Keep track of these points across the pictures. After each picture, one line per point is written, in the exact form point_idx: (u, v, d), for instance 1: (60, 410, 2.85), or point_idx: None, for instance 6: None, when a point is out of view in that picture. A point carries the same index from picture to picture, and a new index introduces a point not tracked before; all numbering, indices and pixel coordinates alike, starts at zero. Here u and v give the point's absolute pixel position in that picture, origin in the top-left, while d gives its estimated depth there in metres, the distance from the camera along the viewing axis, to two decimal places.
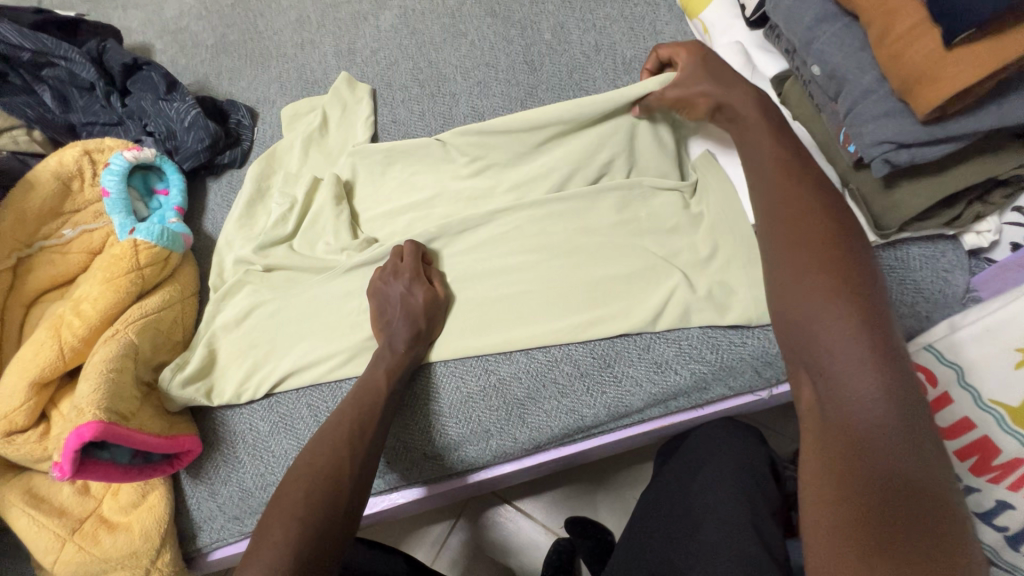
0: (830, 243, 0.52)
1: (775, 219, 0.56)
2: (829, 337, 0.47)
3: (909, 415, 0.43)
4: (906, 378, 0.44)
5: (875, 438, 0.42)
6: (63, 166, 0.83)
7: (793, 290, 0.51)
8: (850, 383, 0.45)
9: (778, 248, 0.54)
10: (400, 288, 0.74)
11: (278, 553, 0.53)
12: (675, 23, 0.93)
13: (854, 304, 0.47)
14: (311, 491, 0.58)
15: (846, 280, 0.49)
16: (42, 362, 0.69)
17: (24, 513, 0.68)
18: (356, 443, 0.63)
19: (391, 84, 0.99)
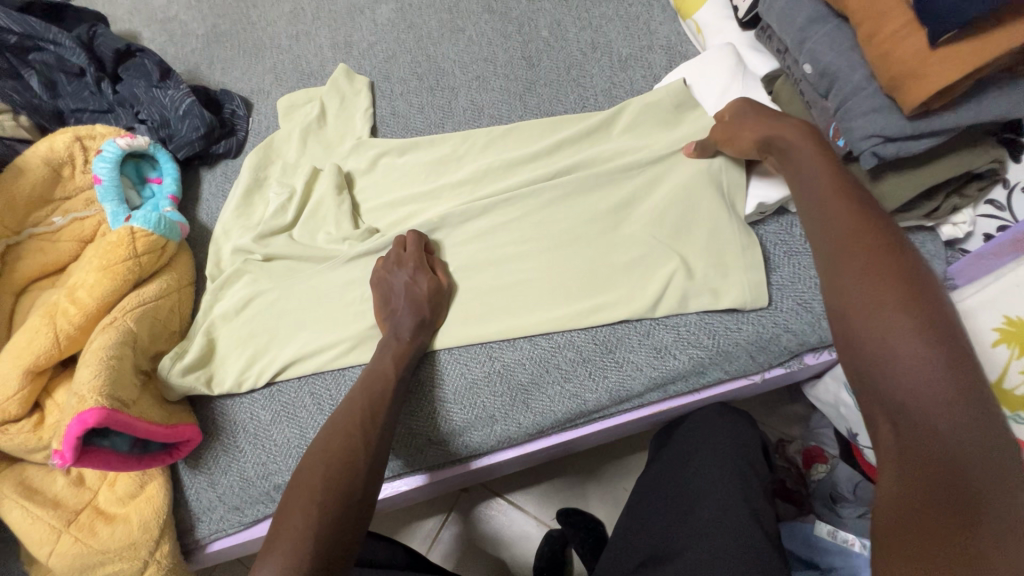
0: (902, 274, 0.50)
1: (840, 243, 0.54)
2: (910, 369, 0.45)
3: (998, 451, 0.41)
4: (995, 416, 0.43)
5: (964, 470, 0.41)
6: (54, 153, 0.81)
7: (871, 315, 0.48)
8: (935, 419, 0.43)
9: (844, 274, 0.52)
10: (405, 277, 0.75)
11: (302, 535, 0.53)
12: (668, 23, 0.96)
13: (935, 338, 0.45)
14: (326, 476, 0.59)
15: (923, 309, 0.47)
16: (36, 349, 0.67)
17: (17, 505, 0.66)
18: (368, 428, 0.64)
19: (389, 76, 1.00)
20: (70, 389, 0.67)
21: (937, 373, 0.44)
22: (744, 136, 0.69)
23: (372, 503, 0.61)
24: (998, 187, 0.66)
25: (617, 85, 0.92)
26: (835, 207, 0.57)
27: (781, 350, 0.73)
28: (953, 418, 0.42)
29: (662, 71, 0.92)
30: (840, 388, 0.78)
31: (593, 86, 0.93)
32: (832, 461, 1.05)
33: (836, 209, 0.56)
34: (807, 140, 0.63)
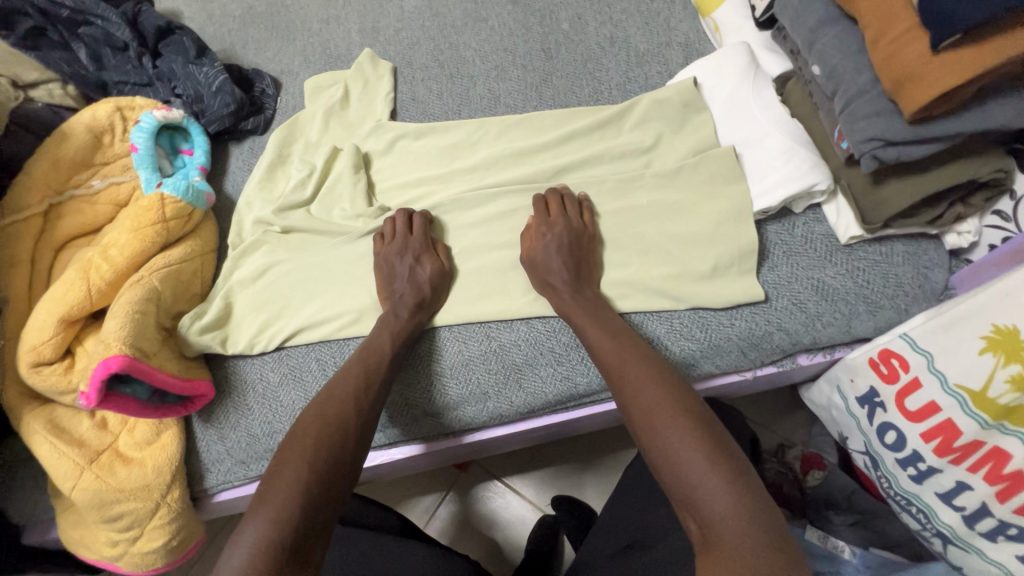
0: (642, 369, 0.63)
1: (618, 366, 0.64)
2: (703, 486, 0.52)
3: (737, 477, 0.52)
4: (728, 446, 0.55)
5: (730, 511, 0.50)
6: (96, 120, 0.87)
7: (647, 412, 0.59)
8: (702, 482, 0.53)
9: (631, 397, 0.62)
10: (408, 259, 0.78)
11: (295, 488, 0.57)
12: (688, 21, 0.96)
13: (676, 408, 0.58)
14: (318, 437, 0.62)
15: (694, 415, 0.58)
16: (71, 299, 0.73)
17: (46, 441, 0.72)
18: (361, 396, 0.68)
19: (412, 63, 1.03)
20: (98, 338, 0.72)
21: (723, 485, 0.52)
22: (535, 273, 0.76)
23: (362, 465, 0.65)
24: (1005, 198, 0.67)
25: (632, 80, 0.93)
26: (599, 329, 0.69)
27: (773, 348, 0.74)
28: (708, 473, 0.53)
29: (678, 68, 0.93)
30: (833, 391, 0.78)
31: (609, 79, 0.94)
32: (829, 467, 1.04)
33: (594, 325, 0.69)
34: (575, 302, 0.72)
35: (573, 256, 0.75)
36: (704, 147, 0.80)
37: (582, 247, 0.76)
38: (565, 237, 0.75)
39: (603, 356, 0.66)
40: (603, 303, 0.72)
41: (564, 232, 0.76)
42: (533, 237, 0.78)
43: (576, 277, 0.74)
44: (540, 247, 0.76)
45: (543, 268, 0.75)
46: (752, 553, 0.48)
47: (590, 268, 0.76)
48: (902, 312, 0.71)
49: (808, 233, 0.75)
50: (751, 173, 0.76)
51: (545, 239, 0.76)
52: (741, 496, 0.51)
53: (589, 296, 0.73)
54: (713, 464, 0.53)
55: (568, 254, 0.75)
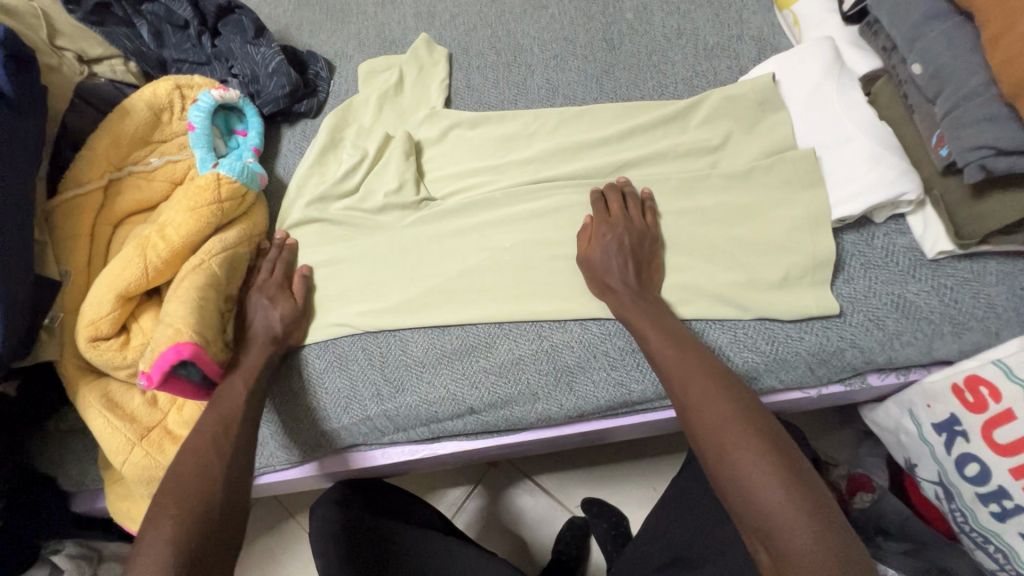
0: (711, 386, 0.60)
1: (682, 382, 0.61)
2: (785, 520, 0.50)
3: (820, 511, 0.50)
4: (808, 477, 0.53)
5: (813, 550, 0.48)
6: (157, 98, 0.87)
7: (718, 435, 0.56)
8: (781, 515, 0.50)
9: (698, 416, 0.59)
10: (262, 299, 0.78)
11: (162, 549, 0.54)
12: (762, 14, 0.91)
13: (749, 432, 0.56)
14: (183, 489, 0.59)
15: (770, 441, 0.55)
16: (129, 276, 0.73)
17: (100, 415, 0.72)
18: (221, 438, 0.64)
19: (469, 50, 1.01)
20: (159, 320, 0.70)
21: (807, 521, 0.49)
22: (589, 275, 0.74)
23: (245, 505, 0.62)
24: None
25: (699, 74, 0.89)
26: (662, 340, 0.65)
27: (842, 365, 0.69)
28: (788, 505, 0.50)
29: (750, 64, 0.88)
30: (903, 415, 0.73)
31: (675, 73, 0.90)
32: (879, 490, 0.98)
33: (656, 335, 0.66)
34: (635, 309, 0.69)
35: (633, 258, 0.72)
36: (780, 149, 0.76)
37: (643, 248, 0.73)
38: (624, 239, 0.72)
39: (666, 369, 0.63)
40: (661, 309, 0.70)
41: (623, 233, 0.73)
42: (592, 237, 0.75)
43: (637, 280, 0.71)
44: (600, 249, 0.73)
45: (599, 270, 0.73)
46: None
47: (652, 272, 0.73)
48: (993, 336, 0.66)
49: (889, 245, 0.70)
50: (830, 179, 0.71)
51: (604, 237, 0.73)
52: (826, 534, 0.49)
53: (651, 304, 0.70)
54: (795, 496, 0.51)
55: (630, 256, 0.72)
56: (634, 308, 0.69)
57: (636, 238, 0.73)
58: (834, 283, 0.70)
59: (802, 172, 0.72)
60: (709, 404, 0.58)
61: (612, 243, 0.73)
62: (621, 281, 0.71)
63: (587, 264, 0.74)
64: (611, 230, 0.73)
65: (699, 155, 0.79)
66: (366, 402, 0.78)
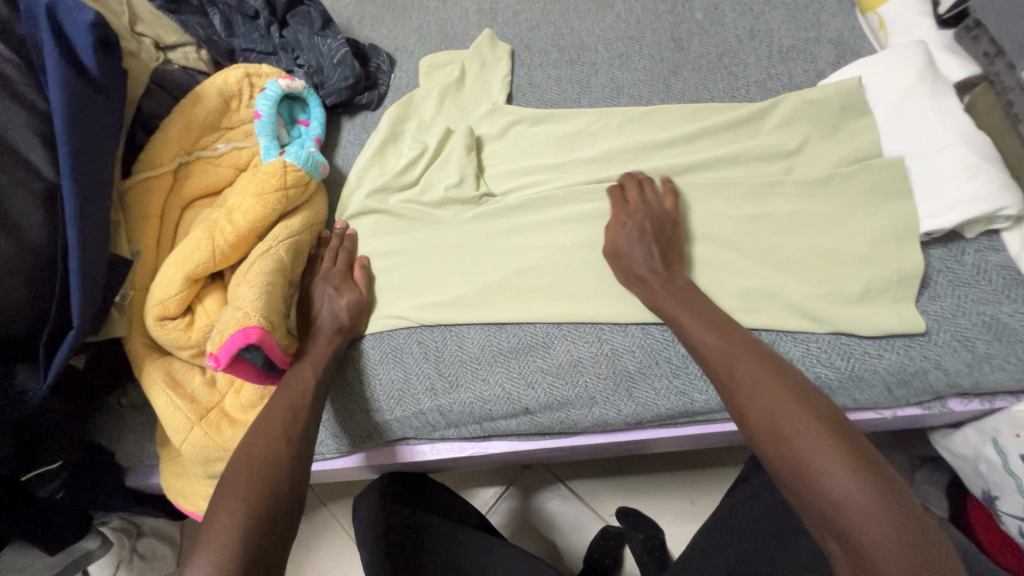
0: (758, 367, 0.58)
1: (727, 365, 0.59)
2: (855, 508, 0.47)
3: (891, 495, 0.48)
4: (874, 458, 0.51)
5: (889, 537, 0.46)
6: (227, 85, 0.89)
7: (773, 420, 0.54)
8: (850, 500, 0.48)
9: (748, 400, 0.56)
10: (328, 290, 0.80)
11: (230, 533, 0.56)
12: (842, 16, 0.88)
13: (806, 414, 0.53)
14: (251, 477, 0.61)
15: (828, 423, 0.53)
16: (198, 258, 0.74)
17: (163, 393, 0.74)
18: (290, 429, 0.66)
19: (531, 47, 1.00)
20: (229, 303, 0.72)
21: (879, 507, 0.47)
22: (615, 264, 0.73)
23: (301, 497, 0.64)
24: None
25: (772, 78, 0.86)
26: (701, 323, 0.63)
27: (924, 387, 0.65)
28: (857, 490, 0.48)
29: (828, 67, 0.85)
30: (985, 443, 0.70)
31: (746, 76, 0.87)
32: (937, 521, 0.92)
33: (693, 319, 0.64)
34: (668, 293, 0.67)
35: (659, 243, 0.71)
36: (861, 157, 0.73)
37: (668, 232, 0.72)
38: (646, 224, 0.71)
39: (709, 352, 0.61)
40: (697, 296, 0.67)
41: (644, 217, 0.72)
42: (614, 225, 0.74)
43: (665, 265, 0.70)
44: (621, 235, 0.72)
45: (626, 257, 0.71)
46: None
47: (677, 255, 0.72)
48: None
49: (980, 262, 0.66)
50: (921, 191, 0.67)
51: (626, 227, 0.72)
52: (898, 521, 0.47)
53: (684, 287, 0.68)
54: (864, 482, 0.48)
55: (655, 240, 0.71)
56: (667, 293, 0.67)
57: (659, 222, 0.72)
58: (917, 300, 0.66)
59: (884, 181, 0.69)
60: (759, 387, 0.56)
61: (636, 228, 0.72)
62: (647, 267, 0.69)
63: (614, 252, 0.73)
64: (634, 217, 0.73)
65: (772, 160, 0.76)
66: (420, 396, 0.77)
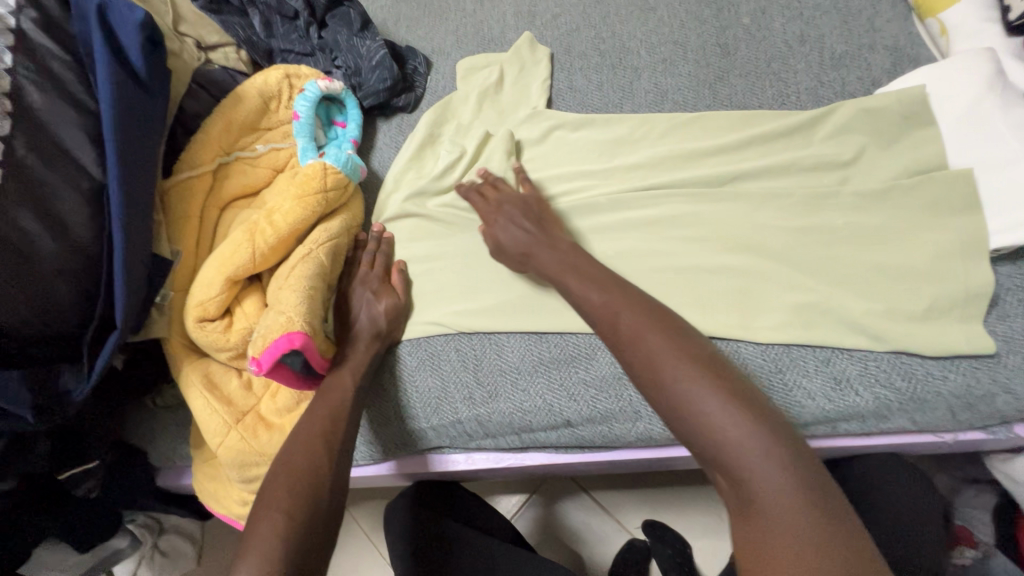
0: (645, 320, 0.57)
1: (613, 322, 0.58)
2: (738, 443, 0.46)
3: (776, 430, 0.47)
4: (757, 397, 0.50)
5: (774, 471, 0.44)
6: (267, 86, 0.88)
7: (658, 368, 0.52)
8: (735, 439, 0.46)
9: (636, 353, 0.55)
10: (366, 295, 0.79)
11: (272, 543, 0.55)
12: (898, 22, 0.85)
13: (689, 359, 0.52)
14: (292, 487, 0.60)
15: (709, 367, 0.51)
16: (239, 260, 0.74)
17: (201, 395, 0.73)
18: (331, 438, 0.65)
19: (571, 51, 0.98)
20: (271, 308, 0.71)
21: (764, 444, 0.46)
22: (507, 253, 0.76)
23: (341, 506, 0.63)
24: None
25: (824, 85, 0.83)
26: (590, 286, 0.63)
27: (991, 412, 0.62)
28: (742, 427, 0.46)
29: (883, 75, 0.82)
30: None
31: (797, 82, 0.84)
32: (983, 548, 0.89)
33: (576, 282, 0.65)
34: (555, 261, 0.70)
35: (538, 225, 0.75)
36: (925, 168, 0.70)
37: (541, 216, 0.77)
38: (512, 210, 0.77)
39: (601, 311, 0.60)
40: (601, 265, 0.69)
41: (512, 207, 0.78)
42: (489, 221, 0.79)
43: (544, 236, 0.73)
44: (504, 224, 0.76)
45: (512, 235, 0.75)
46: (812, 523, 0.42)
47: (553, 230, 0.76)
48: None
49: None
50: (989, 206, 0.65)
51: (496, 216, 0.78)
52: (781, 452, 0.45)
53: (578, 254, 0.70)
54: (749, 419, 0.47)
55: (531, 218, 0.76)
56: (554, 262, 0.70)
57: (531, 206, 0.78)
58: (985, 319, 0.63)
59: (951, 195, 0.66)
60: (642, 339, 0.55)
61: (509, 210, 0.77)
62: (543, 240, 0.73)
63: (498, 233, 0.77)
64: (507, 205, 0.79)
65: (826, 170, 0.74)
66: (458, 404, 0.76)
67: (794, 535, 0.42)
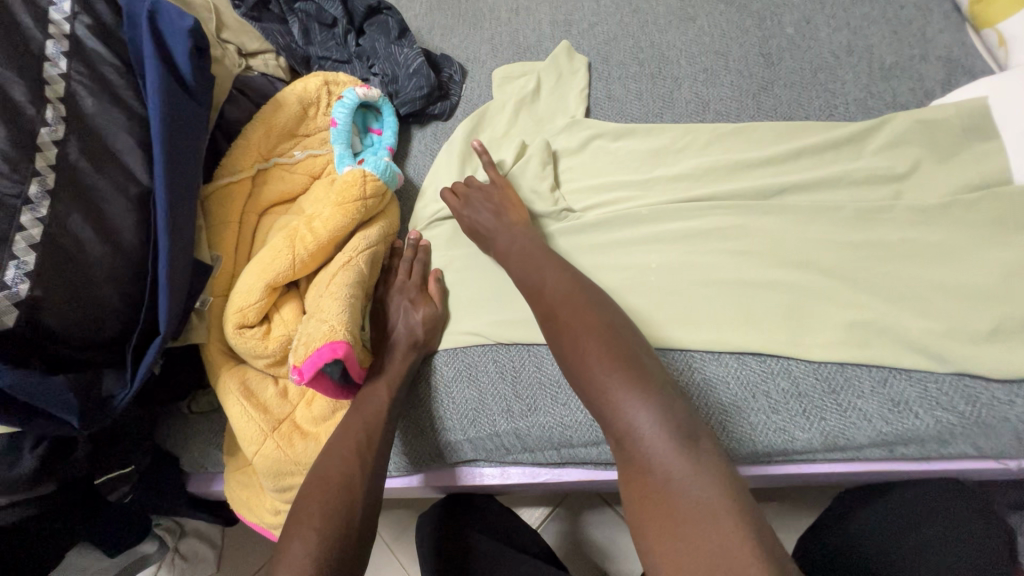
0: (563, 292, 0.63)
1: (537, 296, 0.65)
2: (620, 396, 0.51)
3: (652, 383, 0.52)
4: (646, 359, 0.55)
5: (643, 417, 0.49)
6: (307, 93, 0.88)
7: (563, 336, 0.59)
8: (614, 392, 0.52)
9: (552, 322, 0.61)
10: (404, 304, 0.79)
11: (305, 561, 0.54)
12: (950, 33, 0.83)
13: (590, 325, 0.58)
14: (327, 503, 0.59)
15: (608, 332, 0.57)
16: (280, 266, 0.73)
17: (238, 402, 0.73)
18: (366, 452, 0.64)
19: (609, 59, 0.97)
20: (311, 316, 0.70)
21: (638, 395, 0.51)
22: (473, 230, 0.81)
23: (375, 522, 0.62)
24: None
25: (874, 96, 0.81)
26: (530, 264, 0.70)
27: None
28: (621, 383, 0.52)
29: (935, 86, 0.80)
30: None
31: (845, 93, 0.83)
32: None
33: (519, 257, 0.72)
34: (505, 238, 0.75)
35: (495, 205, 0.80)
36: (987, 183, 0.67)
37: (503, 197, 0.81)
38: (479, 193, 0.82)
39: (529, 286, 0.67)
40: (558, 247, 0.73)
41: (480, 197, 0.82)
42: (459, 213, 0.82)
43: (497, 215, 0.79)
44: (473, 217, 0.80)
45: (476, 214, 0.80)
46: (671, 459, 0.47)
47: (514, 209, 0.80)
48: None
49: None
50: None
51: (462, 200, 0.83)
52: (656, 400, 0.50)
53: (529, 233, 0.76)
54: (627, 377, 0.52)
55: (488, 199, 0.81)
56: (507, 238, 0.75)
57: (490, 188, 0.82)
58: None
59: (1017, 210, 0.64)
60: (556, 310, 0.61)
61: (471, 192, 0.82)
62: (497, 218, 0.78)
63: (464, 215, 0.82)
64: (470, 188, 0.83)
65: (878, 184, 0.72)
66: (495, 417, 0.74)
67: (654, 471, 0.47)
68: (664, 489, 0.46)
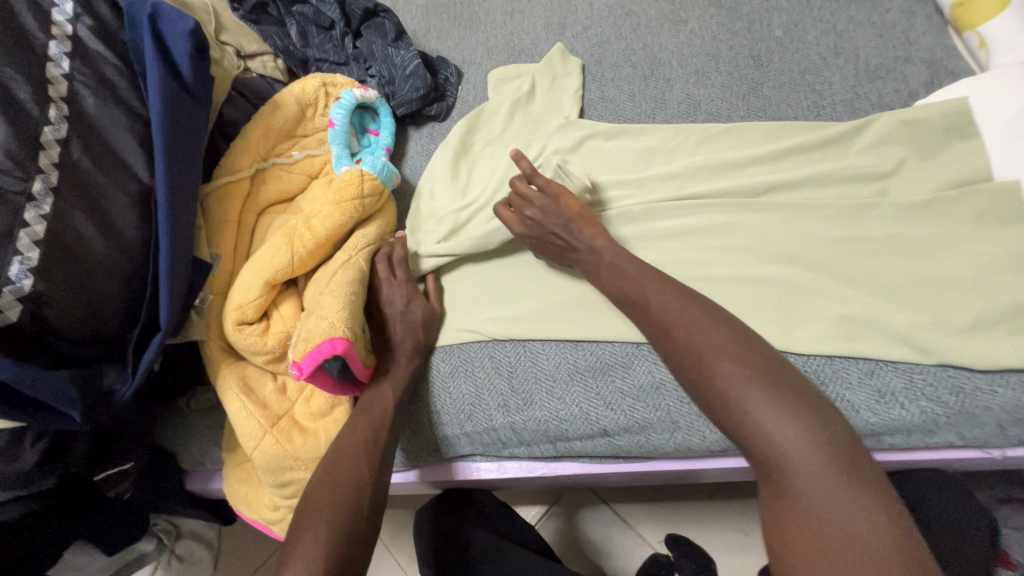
0: (675, 303, 0.63)
1: (648, 306, 0.65)
2: (760, 411, 0.52)
3: (806, 406, 0.52)
4: (791, 377, 0.55)
5: (792, 440, 0.50)
6: (305, 94, 0.89)
7: (690, 347, 0.59)
8: (755, 410, 0.53)
9: (676, 332, 0.61)
10: (400, 300, 0.79)
11: (314, 555, 0.55)
12: (933, 35, 0.86)
13: (731, 341, 0.58)
14: (332, 497, 0.60)
15: (746, 348, 0.57)
16: (279, 265, 0.74)
17: (237, 398, 0.73)
18: (369, 448, 0.65)
19: (602, 62, 0.99)
20: (311, 313, 0.71)
21: (789, 415, 0.51)
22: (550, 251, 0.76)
23: (379, 516, 0.63)
24: None
25: (860, 96, 0.83)
26: (638, 272, 0.69)
27: None
28: (762, 402, 0.53)
29: (920, 87, 0.82)
30: None
31: (832, 94, 0.85)
32: None
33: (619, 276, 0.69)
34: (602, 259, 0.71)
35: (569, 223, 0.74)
36: (969, 180, 0.69)
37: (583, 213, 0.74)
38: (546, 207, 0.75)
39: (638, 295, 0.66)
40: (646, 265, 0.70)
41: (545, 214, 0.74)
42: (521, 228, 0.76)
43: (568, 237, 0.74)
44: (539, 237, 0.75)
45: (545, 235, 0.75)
46: (822, 485, 0.48)
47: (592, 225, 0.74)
48: None
49: None
50: None
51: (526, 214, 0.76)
52: (805, 422, 0.51)
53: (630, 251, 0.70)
54: (768, 395, 0.53)
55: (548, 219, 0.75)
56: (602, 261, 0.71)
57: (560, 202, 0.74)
58: None
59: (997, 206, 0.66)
60: (677, 321, 0.61)
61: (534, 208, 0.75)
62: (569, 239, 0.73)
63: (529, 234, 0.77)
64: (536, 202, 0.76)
65: (864, 181, 0.74)
66: (492, 412, 0.75)
67: (800, 495, 0.48)
68: (814, 515, 0.47)
